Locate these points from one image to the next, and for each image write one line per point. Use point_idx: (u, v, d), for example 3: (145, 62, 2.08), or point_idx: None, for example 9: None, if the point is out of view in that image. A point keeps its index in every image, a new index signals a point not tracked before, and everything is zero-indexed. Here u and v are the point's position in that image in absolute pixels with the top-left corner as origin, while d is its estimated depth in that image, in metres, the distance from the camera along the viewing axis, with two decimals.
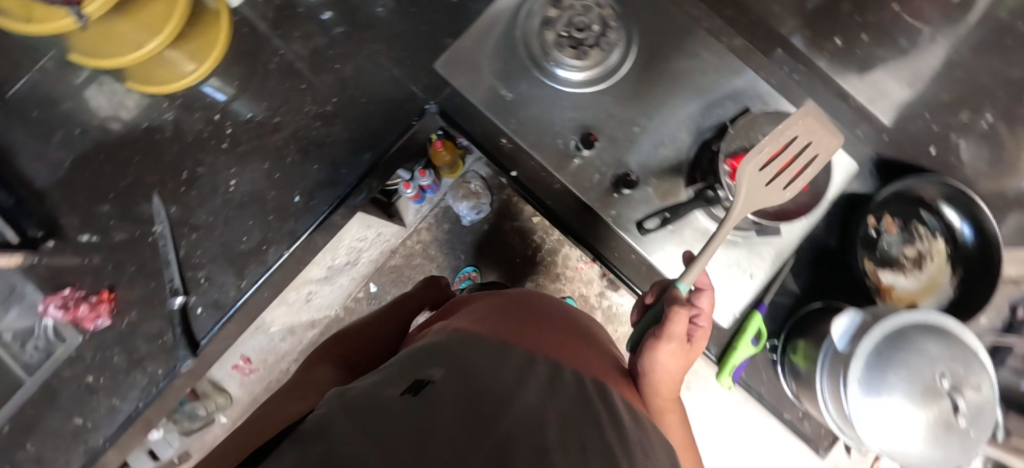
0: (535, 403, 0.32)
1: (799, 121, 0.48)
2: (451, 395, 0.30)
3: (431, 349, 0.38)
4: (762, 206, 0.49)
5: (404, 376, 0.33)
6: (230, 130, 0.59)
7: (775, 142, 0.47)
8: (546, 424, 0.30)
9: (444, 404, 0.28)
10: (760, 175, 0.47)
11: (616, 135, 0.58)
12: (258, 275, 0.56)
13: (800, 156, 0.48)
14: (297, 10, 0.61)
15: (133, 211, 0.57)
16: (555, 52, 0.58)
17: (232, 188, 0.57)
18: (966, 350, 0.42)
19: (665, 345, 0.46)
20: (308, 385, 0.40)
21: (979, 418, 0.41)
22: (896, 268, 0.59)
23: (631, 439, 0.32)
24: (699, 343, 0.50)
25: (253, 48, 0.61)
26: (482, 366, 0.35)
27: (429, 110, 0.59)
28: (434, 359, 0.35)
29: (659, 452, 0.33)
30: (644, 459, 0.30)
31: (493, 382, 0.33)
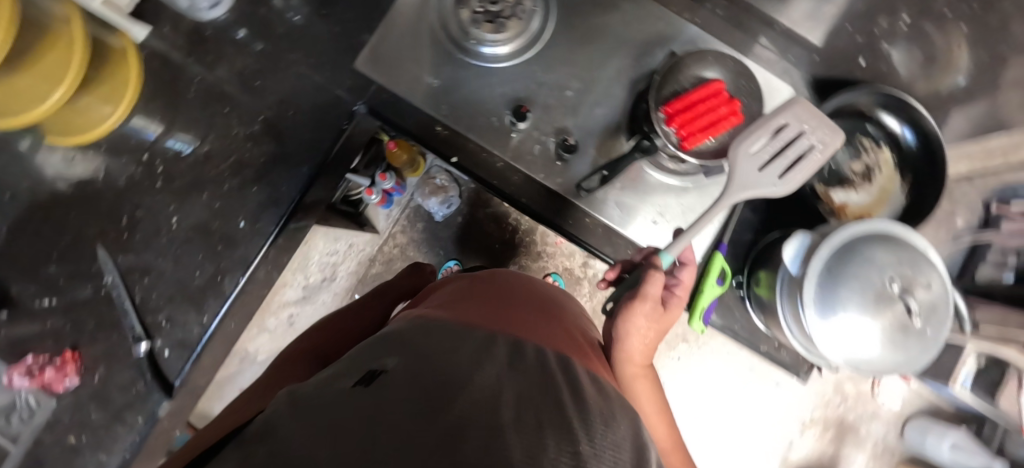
0: (491, 380, 0.30)
1: (797, 114, 0.50)
2: (402, 381, 0.28)
3: (389, 335, 0.36)
4: (756, 191, 0.49)
5: (357, 367, 0.31)
6: (162, 168, 0.57)
7: (764, 128, 0.49)
8: (502, 404, 0.28)
9: (390, 391, 0.26)
10: (751, 160, 0.49)
11: (549, 102, 0.57)
12: (219, 307, 0.57)
13: (795, 144, 0.49)
14: (206, 34, 0.60)
15: (82, 266, 0.55)
16: (474, 29, 0.56)
17: (174, 226, 0.56)
18: (914, 252, 0.43)
19: (640, 308, 0.48)
20: (266, 383, 0.37)
21: (934, 315, 0.43)
22: (850, 186, 0.59)
23: (593, 410, 0.30)
24: (674, 310, 0.51)
25: (170, 80, 0.59)
26: (438, 347, 0.33)
27: (358, 111, 0.58)
28: (388, 346, 0.33)
29: (623, 419, 0.31)
30: (604, 429, 0.28)
31: (447, 366, 0.31)
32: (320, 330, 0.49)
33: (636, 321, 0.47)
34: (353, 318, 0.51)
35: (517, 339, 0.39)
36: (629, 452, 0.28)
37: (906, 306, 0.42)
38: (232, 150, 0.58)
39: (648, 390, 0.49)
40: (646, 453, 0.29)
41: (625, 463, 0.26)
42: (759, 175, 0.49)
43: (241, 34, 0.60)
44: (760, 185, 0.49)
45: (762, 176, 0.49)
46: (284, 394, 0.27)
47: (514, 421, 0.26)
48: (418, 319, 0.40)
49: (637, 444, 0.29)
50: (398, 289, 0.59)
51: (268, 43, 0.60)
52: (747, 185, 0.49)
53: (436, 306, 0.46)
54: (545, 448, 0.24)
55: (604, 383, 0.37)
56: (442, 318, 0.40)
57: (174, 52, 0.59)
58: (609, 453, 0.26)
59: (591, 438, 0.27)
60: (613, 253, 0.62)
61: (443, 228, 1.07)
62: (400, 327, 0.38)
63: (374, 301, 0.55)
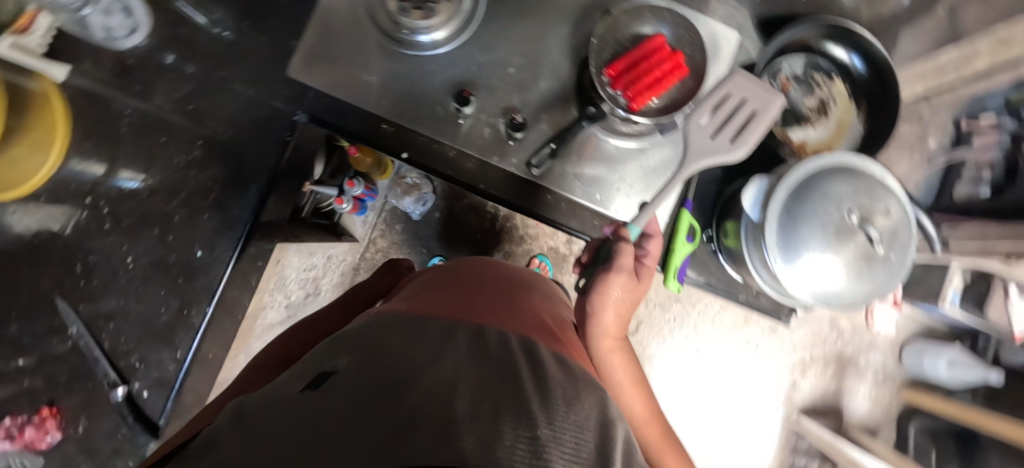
0: (448, 370, 0.30)
1: (739, 85, 0.52)
2: (352, 382, 0.27)
3: (347, 336, 0.36)
4: (712, 159, 0.50)
5: (310, 372, 0.30)
6: (108, 208, 0.53)
7: (710, 99, 0.51)
8: (458, 393, 0.27)
9: (338, 393, 0.26)
10: (702, 129, 0.50)
11: (493, 83, 0.57)
12: (189, 342, 0.59)
13: (740, 112, 0.51)
14: (128, 63, 0.56)
15: (41, 318, 0.48)
16: (404, 19, 0.54)
17: (129, 266, 0.53)
18: (869, 182, 0.46)
19: (615, 279, 0.50)
20: (228, 393, 0.36)
21: (894, 239, 0.46)
22: (808, 123, 0.62)
23: (554, 391, 0.30)
24: (645, 281, 0.54)
25: (99, 114, 0.54)
26: (395, 342, 0.33)
27: (298, 121, 0.61)
28: (342, 349, 0.33)
29: (588, 398, 0.31)
30: (566, 411, 0.28)
31: (401, 360, 0.30)
32: (290, 334, 0.47)
33: (612, 292, 0.50)
34: (324, 322, 0.49)
35: (479, 326, 0.38)
36: (593, 432, 0.27)
37: (867, 236, 0.45)
38: (185, 185, 0.57)
39: (621, 359, 0.53)
40: (610, 429, 0.29)
41: (587, 443, 0.26)
42: (713, 142, 0.50)
43: (169, 59, 0.58)
44: (715, 152, 0.50)
45: (716, 144, 0.50)
46: (231, 406, 0.27)
47: (469, 410, 0.25)
48: (378, 316, 0.40)
49: (603, 422, 0.29)
50: (371, 290, 0.57)
51: (202, 65, 0.59)
52: (702, 153, 0.50)
53: (401, 300, 0.46)
54: (500, 433, 0.24)
55: (570, 364, 0.37)
56: (404, 311, 0.41)
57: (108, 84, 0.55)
58: (569, 434, 0.26)
59: (550, 420, 0.26)
60: (579, 224, 0.65)
61: (423, 226, 1.06)
62: (357, 326, 0.38)
63: (346, 304, 0.54)
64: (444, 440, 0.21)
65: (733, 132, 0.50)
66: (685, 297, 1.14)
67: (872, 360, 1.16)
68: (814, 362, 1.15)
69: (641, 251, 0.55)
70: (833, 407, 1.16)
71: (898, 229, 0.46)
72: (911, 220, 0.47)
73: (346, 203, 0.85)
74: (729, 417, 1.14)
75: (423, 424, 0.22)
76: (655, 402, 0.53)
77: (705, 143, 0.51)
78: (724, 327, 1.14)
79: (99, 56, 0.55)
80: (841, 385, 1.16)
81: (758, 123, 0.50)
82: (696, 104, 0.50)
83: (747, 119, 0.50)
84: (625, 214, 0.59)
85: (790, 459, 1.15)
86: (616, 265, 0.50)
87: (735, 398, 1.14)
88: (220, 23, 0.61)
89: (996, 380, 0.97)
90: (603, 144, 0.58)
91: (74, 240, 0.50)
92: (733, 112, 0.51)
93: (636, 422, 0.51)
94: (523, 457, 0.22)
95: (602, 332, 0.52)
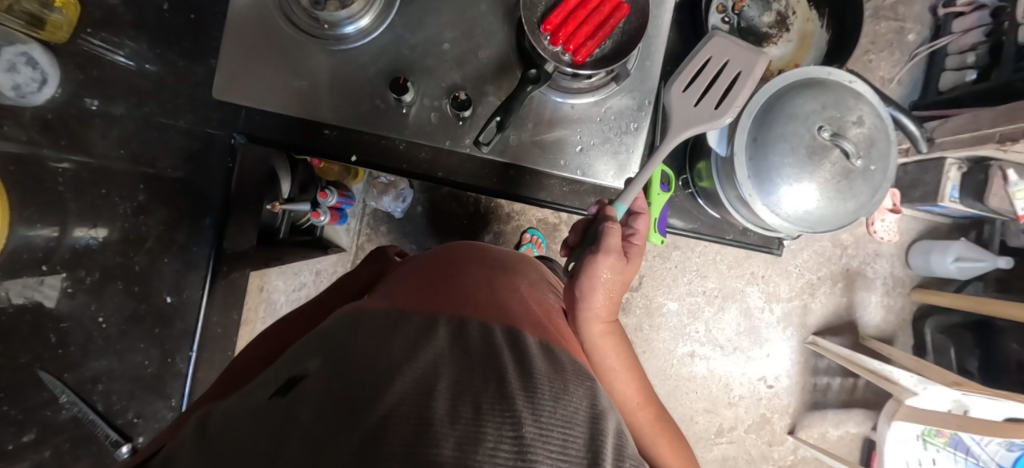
0: (424, 365, 0.27)
1: (720, 51, 0.53)
2: (322, 381, 0.25)
3: (322, 334, 0.33)
4: (696, 126, 0.52)
5: (282, 375, 0.29)
6: (79, 271, 0.42)
7: (692, 64, 0.53)
8: (436, 386, 0.25)
9: (307, 397, 0.24)
10: (686, 97, 0.52)
11: (428, 65, 0.58)
12: (181, 387, 0.54)
13: (720, 75, 0.52)
14: (49, 117, 0.41)
15: (24, 400, 0.36)
16: (321, 13, 0.53)
17: (103, 326, 0.44)
18: (833, 98, 0.52)
19: (603, 260, 0.50)
20: (204, 398, 0.35)
21: (865, 150, 0.52)
22: (774, 42, 0.71)
23: (541, 385, 0.28)
24: (634, 262, 0.53)
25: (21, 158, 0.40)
26: (369, 339, 0.31)
27: (237, 143, 0.60)
28: (315, 349, 0.31)
29: (577, 389, 0.30)
30: (553, 404, 0.26)
31: (375, 355, 0.28)
32: (271, 334, 0.46)
33: (600, 273, 0.50)
34: (306, 318, 0.48)
35: (459, 319, 0.37)
36: (581, 426, 0.26)
37: (840, 149, 0.50)
38: (147, 233, 0.49)
39: (614, 344, 0.52)
40: (600, 423, 0.27)
41: (576, 439, 0.25)
42: (697, 109, 0.52)
43: (95, 105, 0.45)
44: (700, 118, 0.52)
45: (699, 110, 0.52)
46: (194, 423, 0.25)
47: (449, 411, 0.23)
48: (352, 313, 0.37)
49: (592, 415, 0.28)
50: (350, 286, 0.55)
51: (126, 104, 0.48)
52: (687, 121, 0.52)
53: (382, 292, 0.44)
54: (482, 434, 0.22)
55: (556, 353, 0.36)
56: (380, 306, 0.39)
57: (35, 144, 0.39)
58: (556, 430, 0.24)
59: (536, 415, 0.24)
60: (549, 196, 0.65)
61: (407, 222, 1.05)
62: (330, 325, 0.35)
63: (329, 297, 0.53)
64: (419, 448, 0.19)
65: (717, 96, 0.51)
66: (682, 243, 1.12)
67: (879, 269, 1.15)
68: (821, 282, 1.14)
69: (628, 230, 0.55)
70: (847, 323, 1.15)
71: (870, 136, 0.52)
72: (880, 131, 0.53)
73: (323, 215, 0.81)
74: (745, 352, 1.14)
75: (397, 430, 0.20)
76: (649, 387, 0.52)
77: (691, 109, 0.52)
78: (726, 265, 1.13)
79: (17, 114, 0.38)
80: (851, 298, 1.15)
81: (742, 81, 0.51)
82: (673, 72, 0.51)
83: (727, 82, 0.51)
84: (590, 173, 0.59)
85: (813, 380, 1.15)
86: (603, 245, 0.49)
87: (749, 332, 1.14)
88: (136, 57, 0.50)
89: (1005, 266, 1.00)
90: (558, 106, 0.58)
91: (51, 310, 0.39)
92: (714, 75, 0.52)
93: (626, 408, 0.50)
94: (507, 460, 0.21)
95: (592, 316, 0.51)
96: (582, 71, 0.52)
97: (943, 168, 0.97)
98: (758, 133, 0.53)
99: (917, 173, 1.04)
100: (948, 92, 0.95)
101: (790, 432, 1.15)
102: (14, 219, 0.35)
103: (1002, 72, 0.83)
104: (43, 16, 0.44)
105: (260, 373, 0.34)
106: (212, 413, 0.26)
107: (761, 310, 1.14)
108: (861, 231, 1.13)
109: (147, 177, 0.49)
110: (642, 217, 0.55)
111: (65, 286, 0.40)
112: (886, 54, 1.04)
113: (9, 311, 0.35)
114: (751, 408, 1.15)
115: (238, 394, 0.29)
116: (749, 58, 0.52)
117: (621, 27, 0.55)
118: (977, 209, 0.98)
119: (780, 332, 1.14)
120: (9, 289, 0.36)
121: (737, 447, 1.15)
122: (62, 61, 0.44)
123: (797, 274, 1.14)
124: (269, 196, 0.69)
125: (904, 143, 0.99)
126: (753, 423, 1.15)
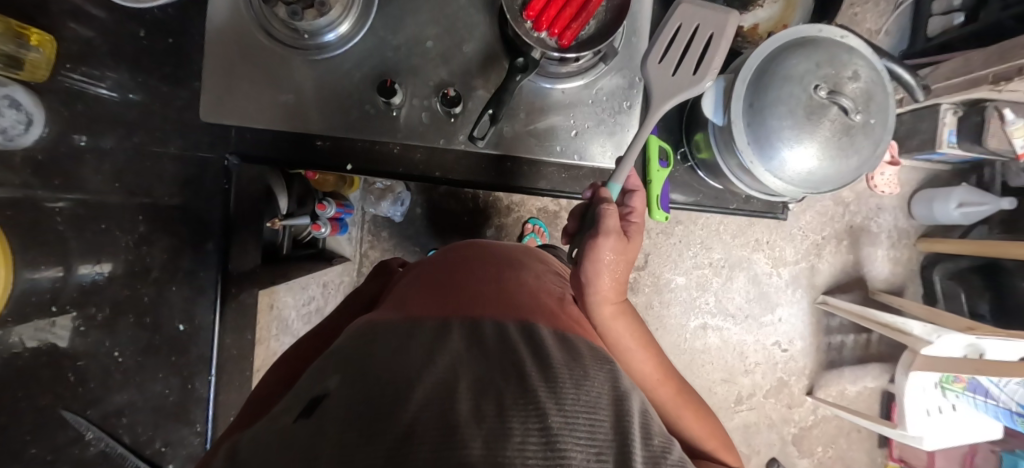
0: (443, 369, 0.27)
1: (694, 14, 0.52)
2: (344, 397, 0.25)
3: (338, 351, 0.33)
4: (678, 96, 0.52)
5: (304, 397, 0.28)
6: (91, 307, 0.42)
7: (666, 31, 0.52)
8: (458, 390, 0.25)
9: (328, 415, 0.24)
10: (662, 68, 0.52)
11: (414, 65, 0.57)
12: (204, 412, 0.54)
13: (695, 39, 0.51)
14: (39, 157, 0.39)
15: (50, 445, 0.36)
16: (299, 23, 0.52)
17: (120, 360, 0.44)
18: (825, 55, 0.51)
19: (604, 242, 0.49)
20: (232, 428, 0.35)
21: (863, 103, 0.51)
22: (761, 4, 0.69)
23: (561, 374, 0.28)
24: (634, 239, 0.53)
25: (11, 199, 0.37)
26: (384, 351, 0.31)
27: (231, 165, 0.59)
28: (333, 366, 0.31)
29: (597, 374, 0.30)
30: (576, 392, 0.26)
31: (393, 366, 0.28)
32: (291, 353, 0.46)
33: (604, 256, 0.49)
34: (322, 336, 0.49)
35: (472, 319, 0.37)
36: (606, 409, 0.26)
37: (838, 106, 0.50)
38: (152, 264, 0.48)
39: (627, 325, 0.52)
40: (625, 404, 0.27)
41: (602, 423, 0.25)
42: (675, 78, 0.52)
43: (83, 140, 0.43)
44: (680, 86, 0.52)
45: (679, 79, 0.52)
46: (224, 454, 0.25)
47: (473, 412, 0.23)
48: (365, 325, 0.37)
49: (615, 398, 0.28)
50: (362, 298, 0.55)
51: (117, 135, 0.46)
52: (668, 92, 0.52)
53: (392, 301, 0.44)
54: (509, 430, 0.22)
55: (571, 341, 0.36)
56: (392, 315, 0.38)
57: (29, 186, 0.38)
58: (582, 417, 0.24)
59: (560, 404, 0.24)
60: (549, 184, 0.62)
61: (408, 225, 1.05)
62: (345, 341, 0.35)
63: (343, 312, 0.53)
64: (446, 452, 0.19)
65: (694, 62, 0.51)
66: (684, 218, 1.12)
67: (883, 223, 1.15)
68: (826, 242, 1.14)
69: (626, 208, 0.55)
70: (856, 280, 1.15)
71: (866, 89, 0.51)
72: (876, 82, 0.52)
73: (324, 227, 0.81)
74: (758, 318, 1.15)
75: (424, 438, 0.20)
76: (665, 362, 0.52)
77: (672, 79, 0.52)
78: (730, 235, 1.13)
79: (8, 158, 0.37)
80: (858, 254, 1.15)
81: (716, 43, 0.51)
82: (649, 44, 0.51)
83: (703, 46, 0.51)
84: (587, 157, 0.59)
85: (826, 339, 1.16)
86: (602, 227, 0.49)
87: (758, 298, 1.14)
88: (119, 87, 0.48)
89: (1009, 206, 1.00)
90: (548, 93, 0.58)
91: (66, 350, 0.39)
92: (687, 40, 0.52)
93: (647, 385, 0.50)
94: (536, 454, 0.21)
95: (600, 299, 0.51)
96: (561, 54, 0.51)
97: (938, 114, 0.96)
98: (752, 100, 0.52)
99: (913, 122, 1.03)
100: (937, 37, 0.93)
101: (809, 393, 1.15)
102: (18, 263, 0.35)
103: (992, 11, 0.82)
104: (20, 56, 0.40)
105: (283, 397, 0.34)
106: (240, 443, 0.26)
107: (768, 275, 1.14)
108: (862, 187, 1.13)
109: (146, 207, 0.48)
110: (639, 194, 0.55)
111: (77, 326, 0.40)
112: (871, 5, 1.03)
113: (24, 356, 0.35)
114: (767, 373, 1.15)
115: (263, 421, 0.29)
116: (719, 17, 0.52)
117: (605, 5, 0.54)
118: (976, 153, 0.97)
119: (789, 296, 1.15)
120: (21, 334, 0.36)
121: (757, 413, 1.16)
122: (45, 99, 0.42)
123: (801, 236, 1.14)
124: (269, 214, 0.70)
125: (899, 93, 0.98)
126: (771, 388, 1.16)
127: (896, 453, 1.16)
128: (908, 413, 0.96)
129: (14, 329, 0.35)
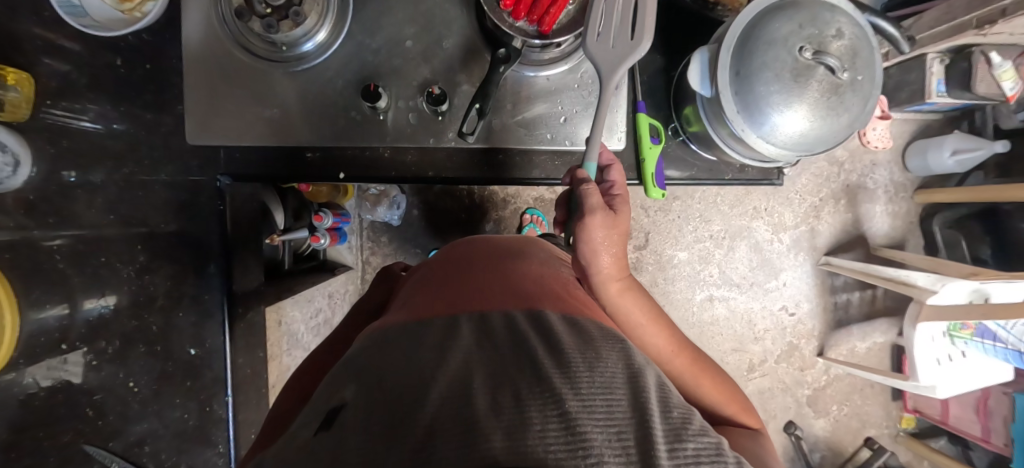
0: (457, 365, 0.28)
1: None
2: (361, 406, 0.25)
3: (350, 361, 0.34)
4: (626, 63, 0.50)
5: (320, 411, 0.29)
6: (102, 341, 0.42)
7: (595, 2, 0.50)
8: (472, 387, 0.25)
9: (348, 424, 0.24)
10: (601, 42, 0.50)
11: (395, 66, 0.57)
12: (226, 433, 0.53)
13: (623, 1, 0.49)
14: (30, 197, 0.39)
15: None
16: (275, 36, 0.52)
17: (135, 390, 0.44)
18: (807, 15, 0.51)
19: (592, 220, 0.49)
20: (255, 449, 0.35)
21: (850, 59, 0.51)
22: None
23: (574, 359, 0.28)
24: (622, 210, 0.52)
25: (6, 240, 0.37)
26: (396, 356, 0.31)
27: (224, 184, 0.57)
28: (347, 377, 0.31)
29: (610, 354, 0.30)
30: (590, 374, 0.27)
31: (406, 370, 0.28)
32: (305, 367, 0.46)
33: (595, 234, 0.49)
34: (334, 346, 0.49)
35: (479, 314, 0.37)
36: (622, 388, 0.26)
37: (824, 65, 0.49)
38: (156, 291, 0.48)
39: (635, 302, 0.52)
40: (640, 380, 0.28)
41: (620, 402, 0.25)
42: (617, 49, 0.50)
43: (72, 176, 0.43)
44: (624, 54, 0.50)
45: (620, 47, 0.50)
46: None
47: (490, 405, 0.23)
48: (375, 332, 0.37)
49: (630, 375, 0.28)
50: (370, 305, 0.55)
51: (106, 168, 0.46)
52: (614, 64, 0.50)
53: (398, 306, 0.43)
54: (527, 419, 0.22)
55: (581, 324, 0.36)
56: (400, 319, 0.38)
57: (25, 228, 0.38)
58: (600, 399, 0.25)
59: (576, 389, 0.25)
60: (543, 173, 0.61)
61: (407, 228, 1.05)
62: (355, 350, 0.35)
63: (350, 324, 0.52)
64: (469, 447, 0.20)
65: (630, 26, 0.49)
66: (682, 193, 1.12)
67: (879, 178, 1.15)
68: (823, 203, 1.15)
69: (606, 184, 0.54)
70: (857, 238, 1.16)
71: (851, 46, 0.51)
72: (861, 37, 0.52)
73: (322, 238, 0.82)
74: (762, 285, 1.15)
75: (445, 435, 0.21)
76: (677, 333, 0.52)
77: (614, 48, 0.50)
78: (728, 205, 1.13)
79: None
80: (856, 213, 1.16)
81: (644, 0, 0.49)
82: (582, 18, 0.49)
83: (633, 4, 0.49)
84: (579, 141, 0.59)
85: (833, 299, 1.16)
86: (585, 206, 0.49)
87: (762, 265, 1.15)
88: (102, 118, 0.48)
89: (1002, 149, 0.99)
90: (533, 81, 0.58)
91: (81, 386, 0.40)
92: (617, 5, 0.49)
93: (663, 356, 0.50)
94: (557, 439, 0.21)
95: (604, 278, 0.51)
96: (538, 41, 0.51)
97: (926, 64, 0.96)
98: (737, 67, 0.52)
99: (900, 74, 1.03)
100: None
101: (820, 354, 1.16)
102: (22, 305, 0.37)
103: None
104: None
105: (300, 414, 0.34)
106: (263, 462, 0.26)
107: (770, 242, 1.14)
108: (854, 144, 1.14)
109: (143, 236, 0.48)
110: (614, 168, 0.55)
111: (88, 360, 0.41)
112: None
113: (39, 395, 0.37)
114: (777, 338, 1.17)
115: (284, 438, 0.29)
116: None
117: None
118: (965, 100, 0.96)
119: (792, 259, 1.15)
120: (34, 374, 0.37)
121: (770, 379, 1.17)
122: (28, 138, 0.42)
123: (798, 199, 1.14)
124: (269, 231, 0.70)
125: (883, 47, 0.97)
126: (782, 353, 1.17)
127: (910, 404, 1.18)
128: (919, 365, 0.96)
129: (25, 369, 0.37)
